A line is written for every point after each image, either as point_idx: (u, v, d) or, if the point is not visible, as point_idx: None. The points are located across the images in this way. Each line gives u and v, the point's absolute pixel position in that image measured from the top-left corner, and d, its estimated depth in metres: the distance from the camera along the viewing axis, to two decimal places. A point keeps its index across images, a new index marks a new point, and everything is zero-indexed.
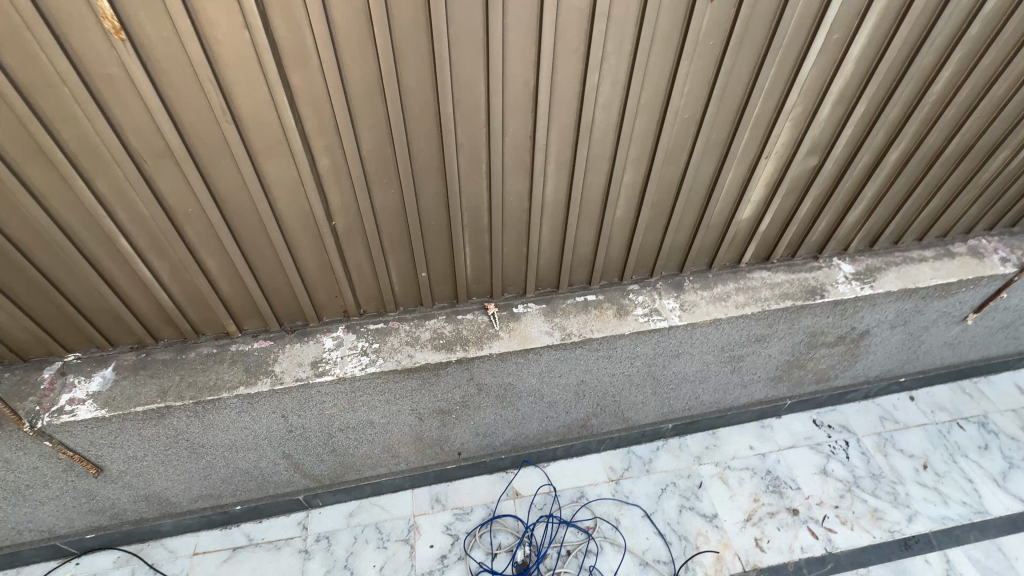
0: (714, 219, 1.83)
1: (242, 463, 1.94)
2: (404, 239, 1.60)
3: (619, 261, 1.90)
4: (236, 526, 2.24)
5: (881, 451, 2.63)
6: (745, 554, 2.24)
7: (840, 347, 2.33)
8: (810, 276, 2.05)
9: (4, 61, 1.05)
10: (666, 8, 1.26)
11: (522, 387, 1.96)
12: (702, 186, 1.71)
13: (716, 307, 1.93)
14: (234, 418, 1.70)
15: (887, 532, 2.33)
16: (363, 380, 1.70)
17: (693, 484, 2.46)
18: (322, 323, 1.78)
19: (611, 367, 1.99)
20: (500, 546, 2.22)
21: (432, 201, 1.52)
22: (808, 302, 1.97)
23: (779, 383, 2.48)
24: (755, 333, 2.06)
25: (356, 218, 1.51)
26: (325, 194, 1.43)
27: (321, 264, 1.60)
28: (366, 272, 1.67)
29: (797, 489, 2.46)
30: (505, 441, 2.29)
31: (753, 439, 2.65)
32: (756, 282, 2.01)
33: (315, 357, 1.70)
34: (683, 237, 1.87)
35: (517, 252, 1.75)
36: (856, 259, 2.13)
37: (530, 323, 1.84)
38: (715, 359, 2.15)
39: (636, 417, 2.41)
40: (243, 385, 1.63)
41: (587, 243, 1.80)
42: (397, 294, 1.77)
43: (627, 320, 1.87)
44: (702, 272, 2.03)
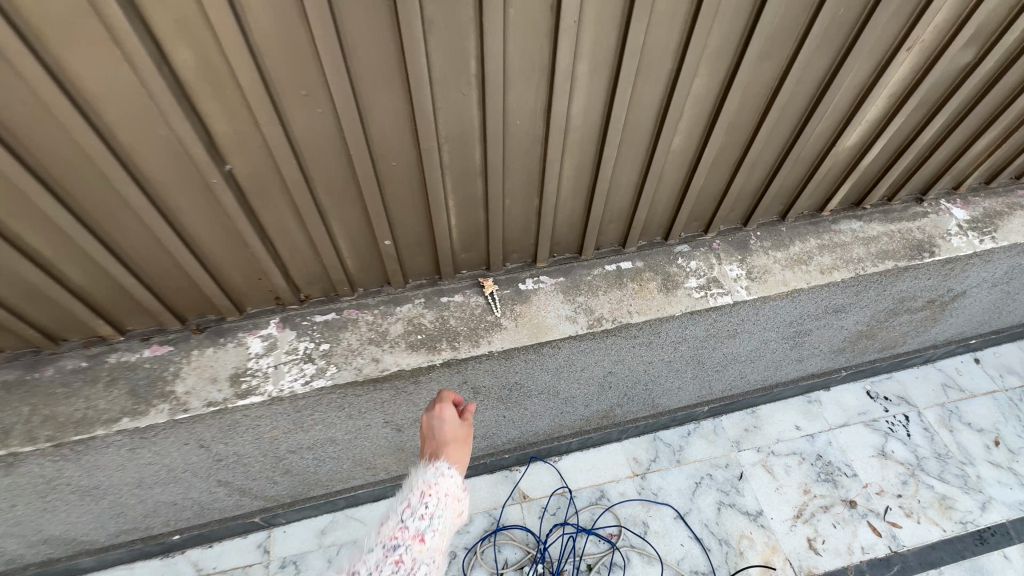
0: (806, 151, 1.27)
1: (164, 496, 1.46)
2: (351, 192, 1.03)
3: (666, 213, 1.36)
4: (181, 554, 1.80)
5: (946, 426, 2.26)
6: (797, 558, 1.89)
7: (925, 311, 1.86)
8: (912, 226, 1.53)
9: None
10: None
11: (532, 385, 1.47)
12: (801, 100, 1.14)
13: (796, 274, 1.41)
14: (128, 456, 1.19)
15: (958, 524, 1.99)
16: (308, 398, 1.18)
17: (732, 475, 2.07)
18: (245, 316, 1.23)
19: (649, 355, 1.50)
20: (506, 563, 1.84)
21: (389, 129, 0.94)
22: (914, 263, 1.47)
23: (840, 355, 2.02)
24: (835, 303, 1.56)
25: (268, 159, 0.92)
26: (203, 119, 0.84)
27: (225, 234, 1.03)
28: (298, 243, 1.10)
29: (853, 477, 2.09)
30: (509, 439, 1.84)
31: (799, 417, 2.24)
32: (844, 237, 1.48)
33: (235, 369, 1.17)
34: (758, 176, 1.32)
35: (525, 206, 1.19)
36: (969, 201, 1.61)
37: (544, 305, 1.31)
38: (776, 336, 1.67)
39: (668, 402, 1.97)
40: (127, 417, 1.11)
41: (625, 189, 1.24)
42: (352, 272, 1.22)
43: (676, 296, 1.35)
44: (772, 224, 1.50)
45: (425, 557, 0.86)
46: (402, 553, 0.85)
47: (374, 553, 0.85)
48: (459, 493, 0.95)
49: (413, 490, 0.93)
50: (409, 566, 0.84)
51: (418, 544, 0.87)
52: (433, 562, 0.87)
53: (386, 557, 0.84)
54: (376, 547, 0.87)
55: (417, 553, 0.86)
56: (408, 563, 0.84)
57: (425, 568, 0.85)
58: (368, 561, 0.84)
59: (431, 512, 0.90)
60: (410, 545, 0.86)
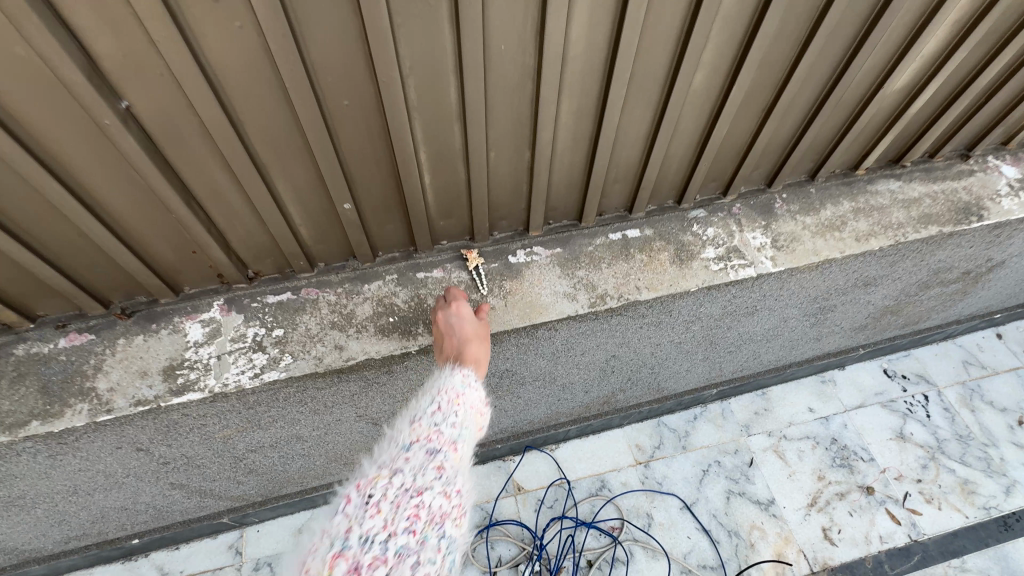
0: (847, 94, 1.08)
1: (110, 502, 1.29)
2: (294, 143, 0.82)
3: (680, 171, 1.16)
4: (144, 557, 1.65)
5: (968, 406, 2.12)
6: (811, 549, 1.76)
7: (957, 284, 1.69)
8: (957, 186, 1.34)
9: None
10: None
11: (526, 372, 1.30)
12: (849, 27, 0.94)
13: (828, 241, 1.23)
14: (50, 462, 1.01)
15: (981, 510, 1.86)
16: (260, 394, 1.00)
17: (742, 462, 1.93)
18: (182, 298, 1.04)
19: (657, 335, 1.32)
20: (500, 561, 1.70)
21: (335, 56, 0.72)
22: (961, 229, 1.28)
23: (862, 332, 1.86)
24: (867, 276, 1.38)
25: (178, 95, 0.71)
26: (78, 34, 0.63)
27: (139, 196, 0.83)
28: (237, 208, 0.90)
29: (870, 462, 1.95)
30: (502, 429, 1.68)
31: (812, 399, 2.10)
32: (880, 199, 1.30)
33: (169, 361, 0.98)
34: (789, 126, 1.12)
35: (514, 160, 0.99)
36: (1019, 158, 1.42)
37: (538, 281, 1.12)
38: (798, 313, 1.50)
39: (675, 386, 1.80)
40: (37, 420, 0.92)
41: (633, 141, 1.04)
42: (308, 244, 1.02)
43: (691, 269, 1.16)
44: (800, 185, 1.31)
45: (461, 464, 0.80)
46: (442, 455, 0.78)
47: (412, 452, 0.78)
48: (484, 406, 0.89)
49: (440, 396, 0.86)
50: (449, 472, 0.77)
51: (453, 449, 0.80)
52: (467, 466, 0.81)
53: (426, 457, 0.77)
54: (412, 445, 0.79)
55: (454, 460, 0.79)
56: (449, 465, 0.78)
57: (462, 472, 0.80)
58: (410, 459, 0.76)
59: (461, 421, 0.84)
60: (447, 448, 0.79)
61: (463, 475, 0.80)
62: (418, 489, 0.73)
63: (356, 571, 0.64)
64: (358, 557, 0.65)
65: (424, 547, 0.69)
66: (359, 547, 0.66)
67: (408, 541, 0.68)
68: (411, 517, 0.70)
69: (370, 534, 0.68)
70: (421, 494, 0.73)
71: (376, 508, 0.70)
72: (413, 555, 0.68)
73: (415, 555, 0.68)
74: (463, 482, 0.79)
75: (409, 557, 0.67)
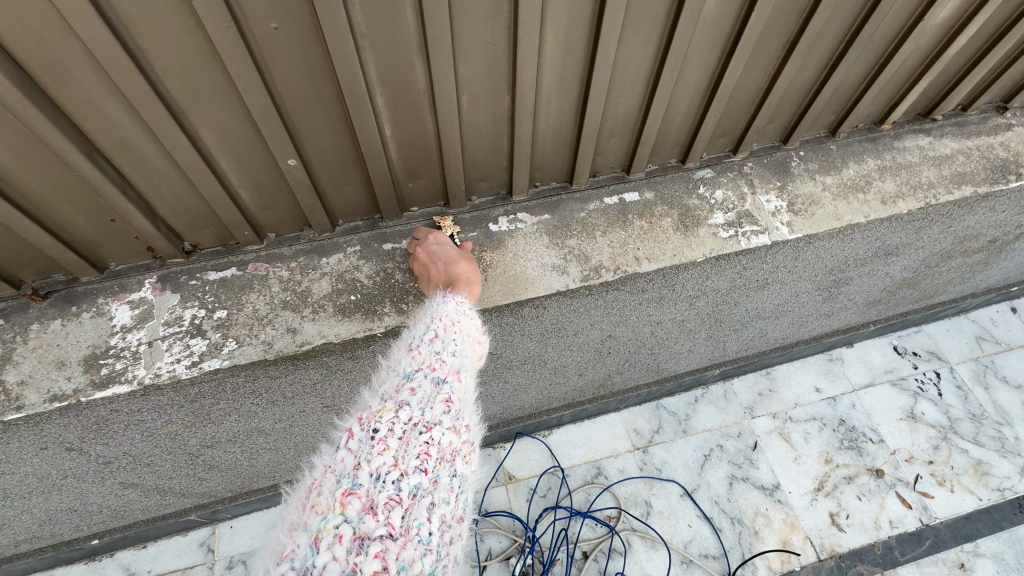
0: (880, 28, 0.93)
1: (54, 504, 1.17)
2: (217, 80, 0.67)
3: (686, 123, 1.01)
4: (109, 557, 1.54)
5: (981, 383, 2.02)
6: (818, 536, 1.67)
7: (980, 254, 1.56)
8: (992, 142, 1.20)
9: None
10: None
11: (512, 356, 1.17)
12: None
13: (851, 204, 1.09)
14: None
15: (995, 492, 1.77)
16: (201, 386, 0.86)
17: (745, 446, 1.82)
18: (108, 276, 0.89)
19: (658, 313, 1.19)
20: (491, 554, 1.60)
21: None
22: (997, 189, 1.15)
23: (874, 307, 1.74)
24: (889, 244, 1.25)
25: (45, 5, 0.55)
26: None
27: (25, 146, 0.67)
28: (159, 165, 0.75)
29: (879, 443, 1.85)
30: (490, 416, 1.56)
31: (818, 378, 1.99)
32: (908, 156, 1.16)
33: (92, 349, 0.84)
34: (811, 68, 0.97)
35: (491, 107, 0.84)
36: None
37: (523, 252, 0.98)
38: (811, 287, 1.37)
39: (675, 367, 1.68)
40: None
41: (631, 86, 0.89)
42: (253, 210, 0.87)
43: (698, 237, 1.02)
44: (818, 142, 1.16)
45: (466, 397, 0.72)
46: (448, 387, 0.68)
47: (416, 382, 0.68)
48: (479, 336, 0.81)
49: (436, 325, 0.76)
50: (458, 405, 0.68)
51: (457, 380, 0.71)
52: (471, 399, 0.73)
53: (432, 387, 0.68)
54: (415, 375, 0.69)
55: (459, 392, 0.70)
56: (456, 399, 0.69)
57: (467, 405, 0.71)
58: (417, 390, 0.66)
59: (460, 351, 0.74)
60: (452, 379, 0.70)
61: (470, 409, 0.71)
62: (429, 423, 0.63)
63: (370, 510, 0.55)
64: (371, 496, 0.56)
65: (438, 487, 0.61)
66: (372, 486, 0.57)
67: (422, 481, 0.59)
68: (423, 455, 0.61)
69: (381, 472, 0.58)
70: (431, 429, 0.63)
71: (384, 443, 0.60)
72: (428, 496, 0.59)
73: (431, 496, 0.60)
74: (470, 416, 0.71)
75: (424, 498, 0.59)
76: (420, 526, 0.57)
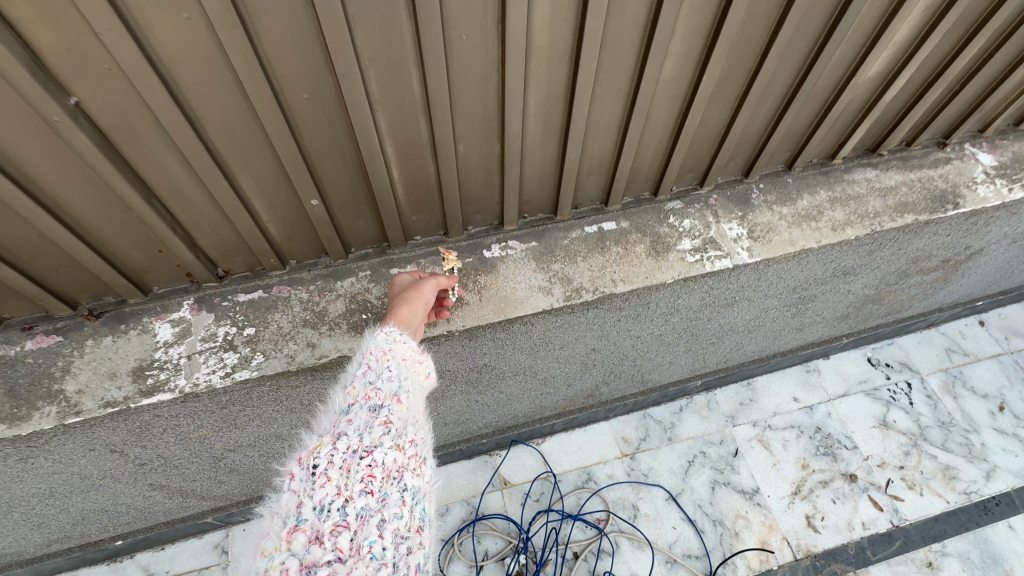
0: (820, 81, 1.08)
1: (89, 504, 1.28)
2: (256, 136, 0.81)
3: (655, 162, 1.15)
4: (130, 558, 1.64)
5: (950, 392, 2.14)
6: (795, 537, 1.77)
7: (937, 272, 1.69)
8: (933, 174, 1.35)
9: None
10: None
11: (504, 367, 1.30)
12: (817, 14, 0.93)
13: (805, 231, 1.23)
14: (21, 466, 1.00)
15: (962, 495, 1.89)
16: (233, 393, 0.99)
17: (727, 452, 1.94)
18: (151, 298, 1.02)
19: (637, 328, 1.32)
20: (487, 555, 1.71)
21: (290, 48, 0.71)
22: (937, 217, 1.29)
23: (844, 321, 1.86)
24: (845, 265, 1.39)
25: (126, 87, 0.69)
26: (13, 22, 0.60)
27: (99, 193, 0.81)
28: (204, 206, 0.89)
29: (853, 450, 1.97)
30: (486, 424, 1.68)
31: (797, 389, 2.11)
32: (857, 188, 1.30)
33: (139, 362, 0.97)
34: (763, 115, 1.12)
35: (484, 153, 0.98)
36: (996, 145, 1.42)
37: (513, 275, 1.12)
38: (778, 304, 1.50)
39: (659, 378, 1.81)
40: (5, 423, 0.91)
41: (606, 131, 1.03)
42: (278, 240, 1.01)
43: (667, 261, 1.16)
44: (777, 176, 1.31)
45: (408, 415, 0.81)
46: (386, 410, 0.78)
47: (353, 413, 0.77)
48: (417, 356, 0.90)
49: (370, 357, 0.86)
50: (399, 425, 0.77)
51: (396, 402, 0.80)
52: (415, 415, 0.82)
53: (370, 414, 0.77)
54: (351, 408, 0.78)
55: (400, 412, 0.79)
56: (396, 419, 0.78)
57: (411, 422, 0.81)
58: (353, 420, 0.75)
59: (397, 373, 0.84)
60: (390, 402, 0.79)
61: (414, 425, 0.81)
62: (369, 448, 0.73)
63: (317, 540, 0.63)
64: (317, 527, 0.64)
65: (387, 504, 0.70)
66: (316, 518, 0.65)
67: (368, 502, 0.68)
68: (366, 477, 0.70)
69: (324, 503, 0.66)
70: (372, 452, 0.72)
71: (325, 475, 0.68)
72: (375, 514, 0.68)
73: (378, 514, 0.69)
74: (415, 430, 0.80)
75: (373, 517, 0.68)
76: (371, 543, 0.65)
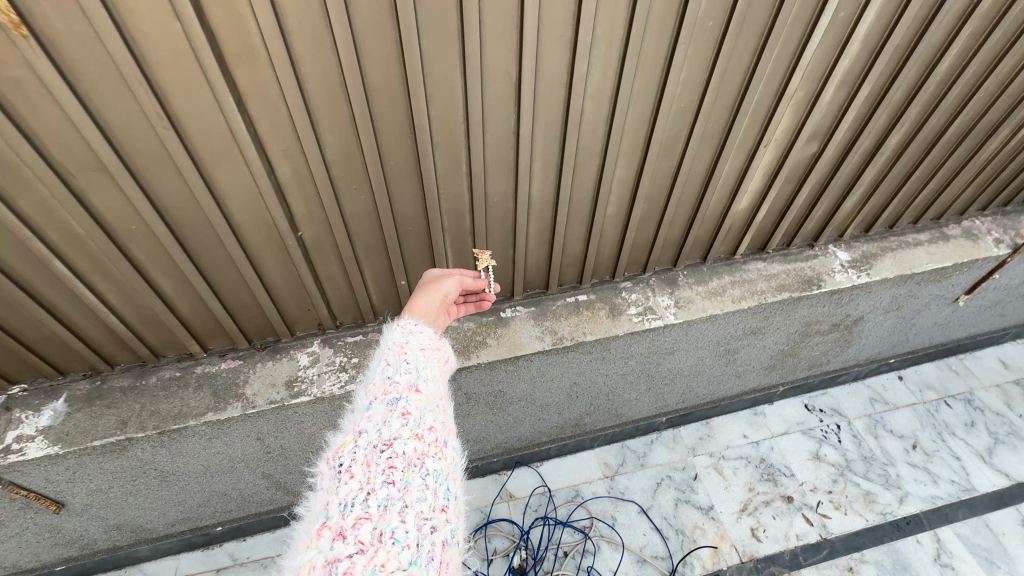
0: (710, 211, 1.74)
1: (219, 486, 1.83)
2: (380, 247, 1.47)
3: (610, 257, 1.80)
4: (220, 546, 2.13)
5: (872, 433, 2.64)
6: (741, 545, 2.23)
7: (835, 333, 2.28)
8: (805, 266, 1.98)
9: None
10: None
11: (513, 393, 1.88)
12: (697, 178, 1.61)
13: (713, 302, 1.85)
14: (206, 444, 1.58)
15: (879, 514, 2.34)
16: (343, 398, 1.58)
17: (688, 476, 2.43)
18: (295, 338, 1.65)
19: (605, 367, 1.91)
20: (495, 551, 2.18)
21: (408, 206, 1.38)
22: (806, 294, 1.91)
23: (772, 371, 2.43)
24: (751, 326, 1.99)
25: (325, 226, 1.36)
26: (288, 203, 1.27)
27: (292, 276, 1.46)
28: (340, 282, 1.53)
29: (790, 476, 2.45)
30: (497, 444, 2.22)
31: (746, 427, 2.62)
32: (751, 274, 1.94)
33: (289, 377, 1.57)
34: (677, 230, 1.78)
35: (503, 254, 1.64)
36: (852, 245, 2.07)
37: (519, 328, 1.74)
38: (710, 354, 2.09)
39: (630, 413, 2.35)
40: (211, 411, 1.50)
41: (577, 241, 1.69)
42: (376, 304, 1.64)
43: (620, 321, 1.78)
44: (696, 265, 1.95)
45: (423, 404, 0.99)
46: (402, 404, 0.95)
47: (374, 411, 0.94)
48: (427, 348, 1.10)
49: (387, 354, 1.06)
50: (415, 414, 0.95)
51: (412, 395, 0.98)
52: (430, 405, 1.00)
53: (389, 411, 0.94)
54: (372, 405, 0.96)
55: (416, 403, 0.97)
56: (411, 409, 0.95)
57: (426, 410, 0.98)
58: (372, 417, 0.92)
59: (413, 367, 1.04)
60: (406, 396, 0.97)
61: (428, 413, 0.98)
62: (387, 441, 0.89)
63: (341, 535, 0.77)
64: (341, 523, 0.79)
65: (407, 491, 0.85)
66: (341, 515, 0.80)
67: (389, 492, 0.83)
68: (387, 469, 0.85)
69: (349, 498, 0.81)
70: (391, 445, 0.88)
71: (349, 473, 0.84)
72: (396, 502, 0.83)
73: (399, 502, 0.83)
74: (431, 419, 0.97)
75: (394, 504, 0.82)
76: (393, 528, 0.80)
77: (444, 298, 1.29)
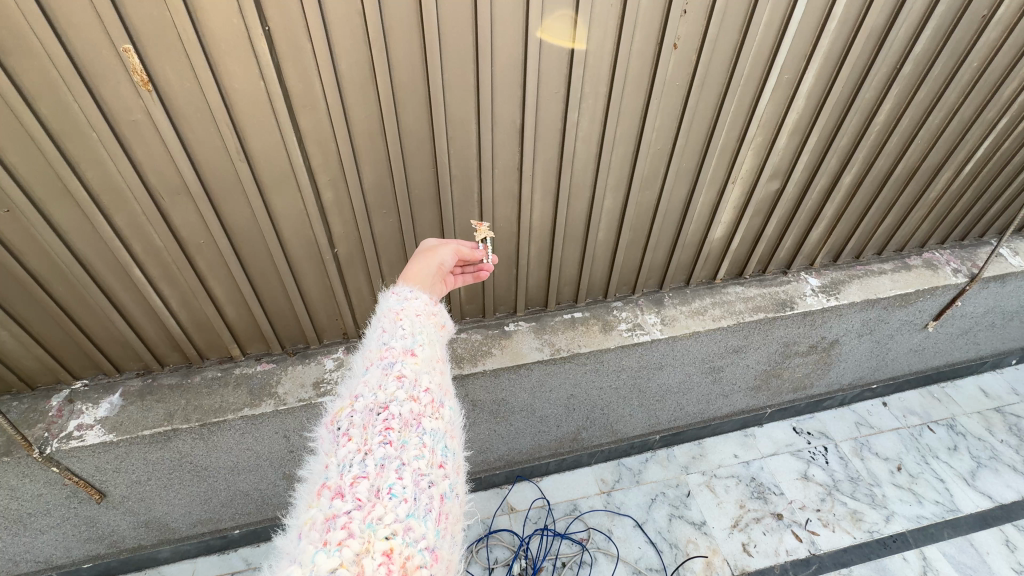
0: (689, 238, 1.98)
1: (243, 485, 1.99)
2: (402, 263, 1.70)
3: (603, 278, 2.03)
4: (235, 551, 2.25)
5: (858, 455, 2.76)
6: (733, 558, 2.32)
7: (813, 355, 2.46)
8: (779, 290, 2.20)
9: (47, 119, 1.15)
10: (638, 41, 1.38)
11: (515, 402, 2.06)
12: (676, 209, 1.86)
13: (695, 320, 2.06)
14: (239, 439, 1.76)
15: (866, 532, 2.43)
16: None
17: (681, 493, 2.55)
18: (323, 345, 1.86)
19: (599, 380, 2.10)
20: (496, 561, 2.28)
21: (428, 228, 1.63)
22: (779, 314, 2.12)
23: (757, 392, 2.60)
24: (732, 344, 2.18)
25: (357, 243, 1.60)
26: (328, 223, 1.52)
27: (325, 287, 1.68)
28: (366, 294, 1.76)
29: (780, 494, 2.56)
30: (500, 455, 2.37)
31: (737, 448, 2.75)
32: (729, 296, 2.16)
33: (316, 378, 1.78)
34: (661, 255, 2.01)
35: (507, 273, 1.87)
36: (822, 272, 2.30)
37: (521, 341, 1.95)
38: (696, 371, 2.27)
39: (625, 429, 2.51)
40: (247, 407, 1.69)
41: (572, 263, 1.92)
42: None
43: (612, 335, 1.99)
44: (680, 288, 2.18)
45: (418, 367, 1.04)
46: (397, 368, 1.01)
47: (370, 376, 1.00)
48: (421, 314, 1.16)
49: (384, 322, 1.12)
50: (411, 376, 1.01)
51: (406, 359, 1.04)
52: (425, 368, 1.05)
53: (385, 375, 1.00)
54: (368, 369, 1.02)
55: (412, 367, 1.03)
56: (406, 372, 1.01)
57: (422, 373, 1.04)
58: (369, 382, 0.98)
59: (409, 332, 1.10)
60: (401, 360, 1.03)
61: (424, 375, 1.03)
62: (383, 404, 0.95)
63: (340, 493, 0.83)
64: (340, 483, 0.85)
65: (404, 449, 0.91)
66: (340, 475, 0.86)
67: (387, 451, 0.89)
68: (384, 430, 0.91)
69: (348, 459, 0.87)
70: (387, 408, 0.94)
71: (348, 436, 0.90)
72: (393, 460, 0.88)
73: (396, 459, 0.89)
74: (427, 381, 1.03)
75: (392, 462, 0.88)
76: (391, 485, 0.85)
77: (438, 266, 1.36)
